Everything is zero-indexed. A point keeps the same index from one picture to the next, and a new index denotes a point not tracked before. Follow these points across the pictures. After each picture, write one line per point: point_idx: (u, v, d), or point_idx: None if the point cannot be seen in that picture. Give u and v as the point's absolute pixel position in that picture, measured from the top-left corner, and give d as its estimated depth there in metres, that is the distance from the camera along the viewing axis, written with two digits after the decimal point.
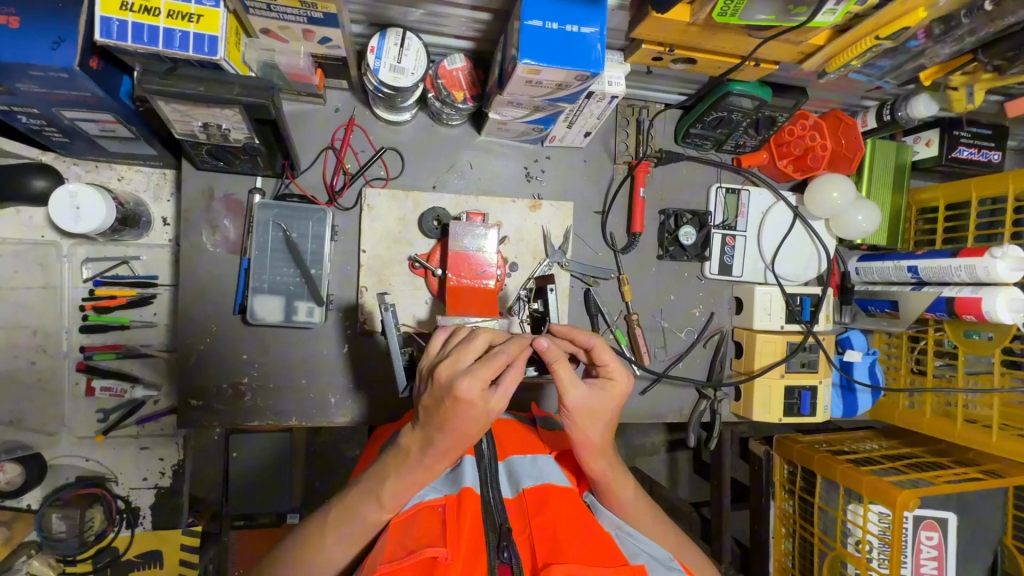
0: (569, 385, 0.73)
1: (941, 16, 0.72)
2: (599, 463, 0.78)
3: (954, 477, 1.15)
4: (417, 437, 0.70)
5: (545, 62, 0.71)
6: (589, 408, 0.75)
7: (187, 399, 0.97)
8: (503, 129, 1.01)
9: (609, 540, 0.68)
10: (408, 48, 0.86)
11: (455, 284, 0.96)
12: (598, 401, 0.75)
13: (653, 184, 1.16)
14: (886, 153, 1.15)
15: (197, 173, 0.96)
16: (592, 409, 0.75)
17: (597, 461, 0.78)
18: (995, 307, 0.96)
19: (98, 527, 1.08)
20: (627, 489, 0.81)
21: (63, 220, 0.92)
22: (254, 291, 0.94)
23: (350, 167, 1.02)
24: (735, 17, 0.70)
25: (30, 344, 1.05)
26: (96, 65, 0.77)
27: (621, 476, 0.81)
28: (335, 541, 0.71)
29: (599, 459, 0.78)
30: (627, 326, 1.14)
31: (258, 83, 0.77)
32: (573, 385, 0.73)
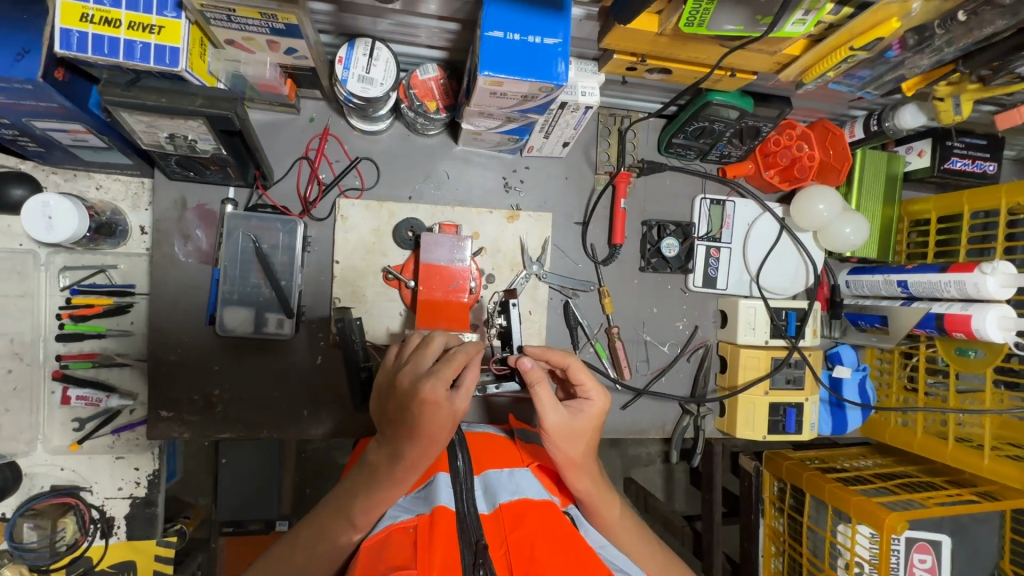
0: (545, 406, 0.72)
1: (915, 27, 0.69)
2: (582, 479, 0.76)
3: (948, 499, 1.11)
4: (385, 453, 0.67)
5: (505, 73, 0.69)
6: (568, 426, 0.73)
7: (157, 410, 0.97)
8: (479, 139, 1.00)
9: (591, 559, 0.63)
10: (377, 58, 0.85)
11: (427, 297, 0.94)
12: (574, 421, 0.74)
13: (635, 195, 1.14)
14: (875, 164, 1.13)
15: (170, 183, 0.96)
16: (572, 428, 0.74)
17: (581, 479, 0.76)
18: (985, 326, 0.93)
19: (69, 537, 1.08)
20: (612, 505, 0.79)
21: (36, 230, 0.92)
22: (224, 302, 0.93)
23: (325, 177, 1.01)
24: (702, 27, 0.68)
25: (6, 352, 1.04)
26: (61, 76, 0.77)
27: (606, 492, 0.78)
28: (304, 563, 0.67)
29: (584, 478, 0.76)
30: (608, 339, 1.11)
31: (222, 94, 0.77)
32: (550, 406, 0.72)
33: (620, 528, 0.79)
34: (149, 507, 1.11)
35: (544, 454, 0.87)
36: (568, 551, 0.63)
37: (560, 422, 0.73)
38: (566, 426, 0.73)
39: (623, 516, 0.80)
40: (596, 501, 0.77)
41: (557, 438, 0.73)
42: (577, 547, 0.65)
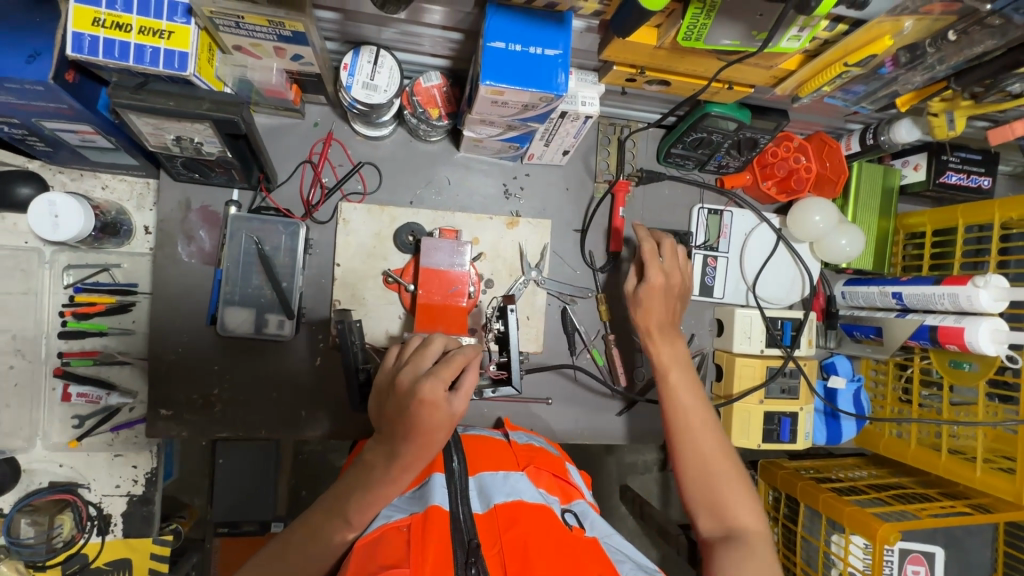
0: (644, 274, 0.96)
1: (907, 45, 0.71)
2: (667, 356, 0.92)
3: (941, 511, 1.12)
4: (382, 453, 0.67)
5: (505, 82, 0.71)
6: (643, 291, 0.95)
7: (157, 408, 0.98)
8: (480, 146, 1.01)
9: (586, 555, 0.65)
10: (381, 66, 0.86)
11: (426, 301, 0.95)
12: (657, 297, 0.95)
13: (633, 204, 1.15)
14: (872, 177, 1.14)
15: (176, 185, 0.98)
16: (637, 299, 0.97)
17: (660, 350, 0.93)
18: (977, 339, 0.94)
19: (66, 534, 1.09)
20: (692, 395, 0.89)
21: (42, 228, 0.93)
22: (225, 303, 0.94)
23: (328, 181, 1.03)
24: (699, 41, 0.69)
25: (8, 348, 1.05)
26: (72, 78, 0.78)
27: (691, 384, 0.90)
28: (297, 562, 0.67)
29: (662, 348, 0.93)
30: (604, 346, 1.12)
31: (229, 99, 0.78)
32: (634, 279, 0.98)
33: (694, 422, 0.86)
34: (146, 505, 1.12)
35: (538, 457, 0.87)
36: (564, 546, 0.64)
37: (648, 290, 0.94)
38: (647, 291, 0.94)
39: (701, 406, 0.88)
40: (674, 384, 0.90)
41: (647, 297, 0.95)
42: (572, 547, 0.66)
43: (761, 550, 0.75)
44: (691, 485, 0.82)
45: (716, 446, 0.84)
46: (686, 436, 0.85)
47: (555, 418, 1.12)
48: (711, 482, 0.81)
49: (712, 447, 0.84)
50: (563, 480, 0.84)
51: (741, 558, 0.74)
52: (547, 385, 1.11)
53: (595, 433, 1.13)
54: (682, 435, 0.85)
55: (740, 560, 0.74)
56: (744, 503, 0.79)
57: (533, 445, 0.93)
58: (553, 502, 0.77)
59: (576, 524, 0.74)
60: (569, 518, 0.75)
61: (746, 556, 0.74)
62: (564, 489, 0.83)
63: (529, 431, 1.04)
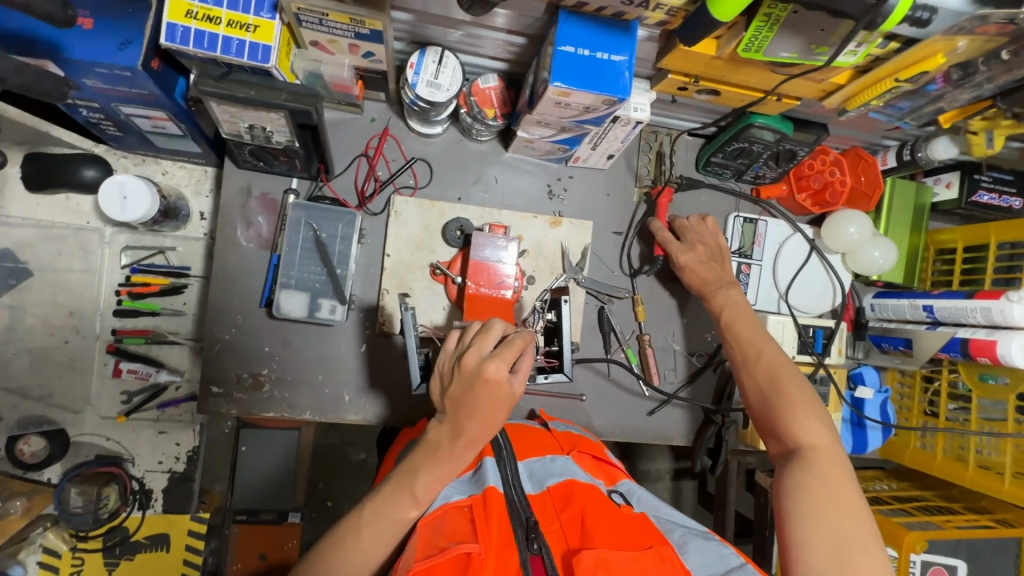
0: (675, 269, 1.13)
1: (959, 63, 0.74)
2: (721, 300, 0.98)
3: (965, 522, 1.15)
4: (446, 430, 0.71)
5: (575, 85, 0.76)
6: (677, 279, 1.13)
7: (208, 385, 1.01)
8: (530, 147, 1.05)
9: (638, 526, 0.70)
10: (445, 66, 0.91)
11: (473, 292, 0.98)
12: (697, 258, 1.05)
13: (672, 209, 1.18)
14: (904, 192, 1.17)
15: (238, 172, 1.02)
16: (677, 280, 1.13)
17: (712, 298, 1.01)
18: (1011, 352, 0.97)
19: (111, 506, 1.12)
20: (747, 325, 0.92)
21: (111, 208, 0.97)
22: (281, 287, 0.98)
23: (381, 175, 1.07)
24: (759, 53, 0.73)
25: (65, 324, 1.10)
26: (157, 65, 0.83)
27: (747, 318, 0.94)
28: (370, 537, 0.69)
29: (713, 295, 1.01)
30: (639, 346, 1.15)
31: (304, 90, 0.82)
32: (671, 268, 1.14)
33: (748, 351, 0.89)
34: (187, 482, 1.16)
35: (580, 442, 0.91)
36: (617, 521, 0.69)
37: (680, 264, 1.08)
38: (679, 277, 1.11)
39: (758, 337, 0.90)
40: (730, 317, 0.95)
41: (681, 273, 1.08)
42: (623, 522, 0.70)
43: (822, 460, 0.73)
44: (757, 404, 0.84)
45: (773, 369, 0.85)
46: (745, 364, 0.88)
47: (591, 411, 1.14)
48: (773, 402, 0.82)
49: (770, 369, 0.85)
50: (604, 462, 0.87)
51: (799, 468, 0.73)
52: (583, 381, 1.13)
53: (626, 431, 1.15)
54: (741, 364, 0.89)
55: (797, 469, 0.73)
56: (806, 418, 0.78)
57: (572, 432, 0.96)
58: (600, 484, 0.81)
59: (624, 503, 0.76)
60: (616, 495, 0.78)
61: (805, 465, 0.73)
62: (607, 471, 0.86)
63: (565, 421, 1.07)
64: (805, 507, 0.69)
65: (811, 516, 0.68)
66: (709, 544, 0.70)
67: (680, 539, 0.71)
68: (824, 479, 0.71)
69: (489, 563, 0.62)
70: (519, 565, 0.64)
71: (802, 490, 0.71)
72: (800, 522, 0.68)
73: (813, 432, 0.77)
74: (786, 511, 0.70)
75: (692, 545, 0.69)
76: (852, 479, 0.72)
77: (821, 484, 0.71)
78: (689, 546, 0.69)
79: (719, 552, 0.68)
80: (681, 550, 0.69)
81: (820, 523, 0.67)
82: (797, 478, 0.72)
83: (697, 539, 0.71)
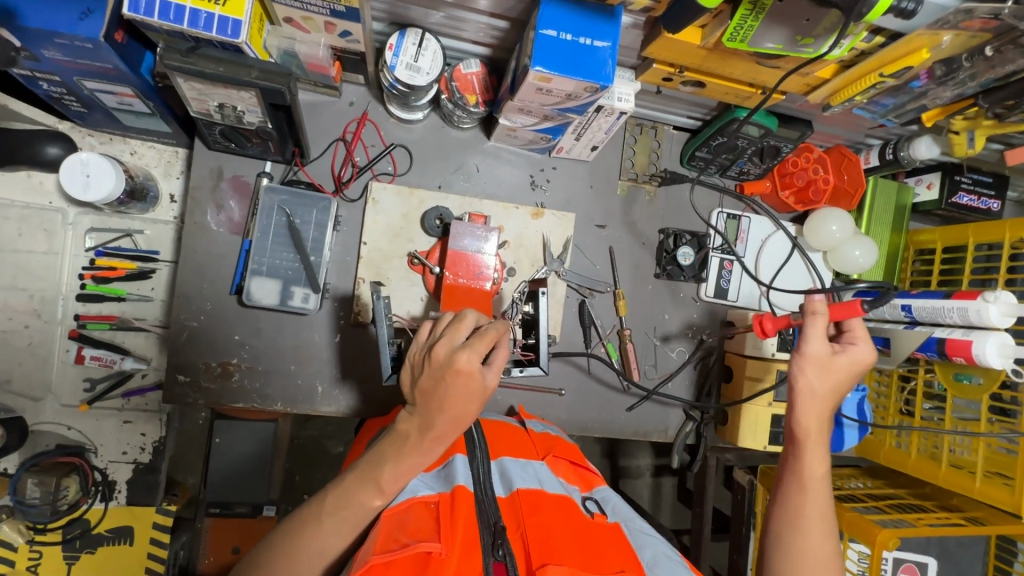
0: (811, 335, 0.75)
1: (943, 59, 0.74)
2: (814, 454, 0.74)
3: (936, 520, 1.15)
4: (415, 422, 0.69)
5: (557, 71, 0.74)
6: (829, 365, 0.74)
7: (175, 374, 0.97)
8: (512, 135, 1.03)
9: (609, 544, 0.69)
10: (425, 48, 0.88)
11: (450, 283, 0.95)
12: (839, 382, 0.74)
13: (655, 203, 1.16)
14: (886, 192, 1.17)
15: (209, 153, 0.98)
16: (832, 365, 0.74)
17: (811, 432, 0.74)
18: (985, 352, 0.97)
19: (71, 497, 1.08)
20: (820, 498, 0.73)
21: (73, 186, 0.93)
22: (252, 273, 0.95)
23: (359, 160, 1.04)
24: (744, 43, 0.72)
25: (25, 307, 1.05)
26: (119, 38, 0.79)
27: (825, 484, 0.74)
28: (330, 526, 0.67)
29: (811, 433, 0.74)
30: (619, 340, 1.13)
31: (276, 68, 0.79)
32: (817, 339, 0.74)
33: (806, 526, 0.71)
34: (153, 474, 1.12)
35: (556, 446, 0.90)
36: (585, 538, 0.68)
37: (818, 358, 0.74)
38: (824, 364, 0.75)
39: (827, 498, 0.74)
40: (807, 475, 0.73)
41: (803, 367, 0.75)
42: (592, 536, 0.69)
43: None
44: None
45: (820, 561, 0.70)
46: (789, 537, 0.71)
47: (568, 406, 1.12)
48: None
49: (816, 559, 0.70)
50: (581, 467, 0.87)
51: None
52: (561, 375, 1.12)
53: (605, 427, 1.14)
54: (785, 532, 0.72)
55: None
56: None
57: (550, 434, 0.95)
58: (574, 491, 0.81)
59: (597, 511, 0.76)
60: (590, 505, 0.77)
61: None
62: (584, 476, 0.86)
63: (543, 419, 1.05)
64: None
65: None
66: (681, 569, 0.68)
67: (651, 559, 0.70)
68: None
69: (449, 564, 0.61)
70: (480, 571, 0.63)
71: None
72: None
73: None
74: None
75: (661, 567, 0.68)
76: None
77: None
78: (659, 567, 0.68)
79: None
80: (650, 571, 0.68)
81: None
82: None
83: (666, 566, 0.68)
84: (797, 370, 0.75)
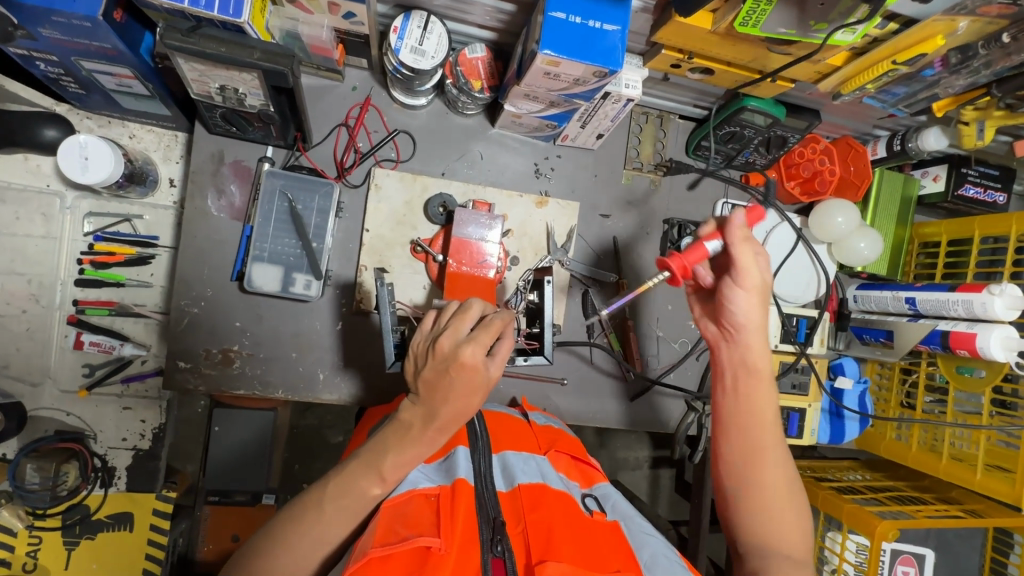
0: (747, 263, 0.69)
1: (959, 45, 0.73)
2: (767, 382, 0.73)
3: (935, 513, 1.15)
4: (418, 413, 0.68)
5: (565, 55, 0.72)
6: (764, 286, 0.71)
7: (175, 360, 0.97)
8: (517, 122, 1.02)
9: (608, 542, 0.69)
10: (430, 31, 0.86)
11: (454, 270, 0.95)
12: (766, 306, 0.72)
13: (660, 193, 1.16)
14: (892, 184, 1.17)
15: (210, 137, 0.97)
16: (765, 285, 0.72)
17: (762, 361, 0.73)
18: (989, 345, 0.97)
19: (71, 483, 1.08)
20: (775, 421, 0.73)
21: (71, 169, 0.91)
22: (254, 259, 0.94)
23: (362, 146, 1.02)
24: (755, 29, 0.71)
25: (23, 292, 1.04)
26: (119, 17, 0.77)
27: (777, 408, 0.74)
28: (331, 514, 0.67)
29: (763, 362, 0.73)
30: (621, 330, 1.13)
31: (279, 49, 0.77)
32: (753, 263, 0.69)
33: (768, 455, 0.71)
34: (153, 460, 1.12)
35: (558, 440, 0.89)
36: (585, 534, 0.68)
37: (757, 281, 0.70)
38: (760, 286, 0.71)
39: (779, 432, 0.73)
40: (761, 404, 0.73)
41: (745, 295, 0.71)
42: (591, 534, 0.69)
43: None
44: (746, 511, 0.71)
45: (785, 483, 0.71)
46: (757, 468, 0.71)
47: (568, 397, 1.12)
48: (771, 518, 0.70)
49: (781, 482, 0.71)
50: (582, 462, 0.87)
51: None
52: (563, 365, 1.12)
53: (607, 418, 1.13)
54: (750, 464, 0.71)
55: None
56: (798, 544, 0.70)
57: (552, 427, 0.95)
58: (574, 487, 0.80)
59: (596, 508, 0.76)
60: (590, 502, 0.77)
61: None
62: (584, 472, 0.86)
63: (545, 411, 1.05)
64: None
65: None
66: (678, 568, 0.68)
67: (649, 558, 0.69)
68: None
69: (448, 560, 0.61)
70: (478, 567, 0.63)
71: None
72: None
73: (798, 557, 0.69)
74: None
75: (660, 566, 0.68)
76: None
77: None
78: (657, 566, 0.67)
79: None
80: (647, 569, 0.68)
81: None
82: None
83: (664, 565, 0.68)
84: (745, 304, 0.71)
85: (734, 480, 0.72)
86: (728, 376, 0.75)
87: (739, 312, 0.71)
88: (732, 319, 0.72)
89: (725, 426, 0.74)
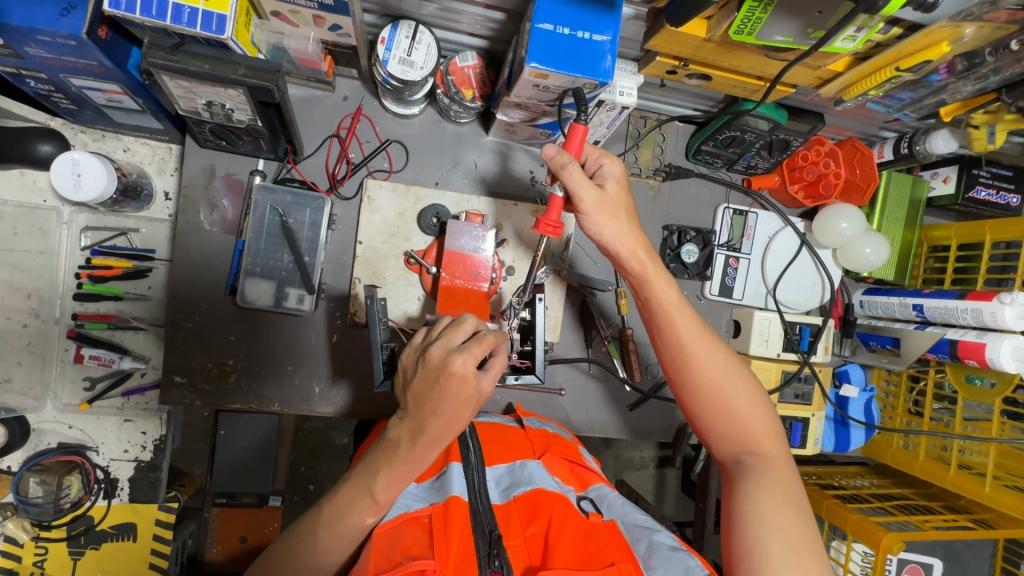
0: (578, 187, 0.72)
1: (966, 52, 0.73)
2: (659, 282, 0.75)
3: (944, 523, 1.11)
4: (406, 428, 0.67)
5: (553, 67, 0.71)
6: (606, 198, 0.74)
7: (170, 374, 0.97)
8: (512, 130, 1.00)
9: (606, 542, 0.68)
10: (419, 41, 0.84)
11: (447, 284, 0.91)
12: (615, 215, 0.74)
13: (659, 199, 1.13)
14: (901, 185, 1.13)
15: (201, 152, 0.97)
16: (609, 197, 0.74)
17: (644, 266, 0.75)
18: (999, 355, 0.94)
19: (74, 495, 1.10)
20: (685, 314, 0.75)
21: (64, 186, 0.91)
22: (245, 275, 0.93)
23: (354, 157, 1.02)
24: (751, 36, 0.70)
25: (22, 307, 1.05)
26: (104, 35, 0.74)
27: (682, 302, 0.75)
28: (325, 543, 0.68)
29: (646, 266, 0.75)
30: (621, 341, 1.08)
31: (264, 65, 0.75)
32: (583, 186, 0.72)
33: (696, 356, 0.74)
34: (153, 471, 1.12)
35: (554, 444, 0.87)
36: (585, 541, 0.67)
37: (596, 198, 0.73)
38: (603, 200, 0.74)
39: (696, 327, 0.74)
40: (667, 307, 0.75)
41: (596, 214, 0.74)
42: (591, 537, 0.68)
43: (779, 470, 0.72)
44: (707, 419, 0.75)
45: (724, 373, 0.74)
46: (690, 374, 0.74)
47: (568, 407, 1.10)
48: (730, 416, 0.73)
49: (721, 375, 0.74)
50: (578, 465, 0.84)
51: (761, 493, 0.69)
52: (562, 375, 1.10)
53: (606, 428, 1.12)
54: (684, 373, 0.75)
55: (762, 498, 0.69)
56: (763, 431, 0.73)
57: (547, 430, 0.93)
58: (569, 491, 0.79)
59: (592, 511, 0.75)
60: (585, 505, 0.76)
61: (758, 486, 0.70)
62: (581, 476, 0.83)
63: (541, 417, 1.03)
64: (770, 531, 0.66)
65: (782, 545, 0.65)
66: (677, 554, 0.67)
67: (645, 551, 0.69)
68: (780, 490, 0.70)
69: None
70: None
71: (772, 517, 0.67)
72: (773, 555, 0.64)
73: (768, 443, 0.74)
74: (758, 540, 0.66)
75: (657, 559, 0.67)
76: (803, 486, 0.72)
77: (781, 503, 0.68)
78: (654, 559, 0.67)
79: (685, 564, 0.66)
80: (645, 564, 0.67)
81: (793, 551, 0.65)
82: (764, 500, 0.69)
83: (664, 552, 0.68)
84: (596, 223, 0.74)
85: (684, 393, 0.76)
86: (632, 292, 0.78)
87: (603, 231, 0.75)
88: (602, 239, 0.76)
89: (652, 343, 0.77)
